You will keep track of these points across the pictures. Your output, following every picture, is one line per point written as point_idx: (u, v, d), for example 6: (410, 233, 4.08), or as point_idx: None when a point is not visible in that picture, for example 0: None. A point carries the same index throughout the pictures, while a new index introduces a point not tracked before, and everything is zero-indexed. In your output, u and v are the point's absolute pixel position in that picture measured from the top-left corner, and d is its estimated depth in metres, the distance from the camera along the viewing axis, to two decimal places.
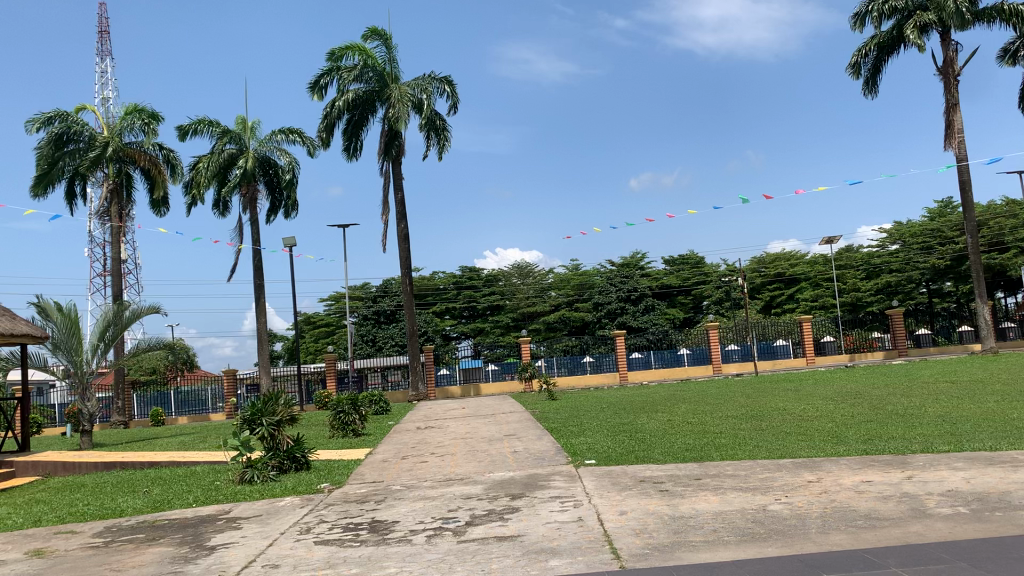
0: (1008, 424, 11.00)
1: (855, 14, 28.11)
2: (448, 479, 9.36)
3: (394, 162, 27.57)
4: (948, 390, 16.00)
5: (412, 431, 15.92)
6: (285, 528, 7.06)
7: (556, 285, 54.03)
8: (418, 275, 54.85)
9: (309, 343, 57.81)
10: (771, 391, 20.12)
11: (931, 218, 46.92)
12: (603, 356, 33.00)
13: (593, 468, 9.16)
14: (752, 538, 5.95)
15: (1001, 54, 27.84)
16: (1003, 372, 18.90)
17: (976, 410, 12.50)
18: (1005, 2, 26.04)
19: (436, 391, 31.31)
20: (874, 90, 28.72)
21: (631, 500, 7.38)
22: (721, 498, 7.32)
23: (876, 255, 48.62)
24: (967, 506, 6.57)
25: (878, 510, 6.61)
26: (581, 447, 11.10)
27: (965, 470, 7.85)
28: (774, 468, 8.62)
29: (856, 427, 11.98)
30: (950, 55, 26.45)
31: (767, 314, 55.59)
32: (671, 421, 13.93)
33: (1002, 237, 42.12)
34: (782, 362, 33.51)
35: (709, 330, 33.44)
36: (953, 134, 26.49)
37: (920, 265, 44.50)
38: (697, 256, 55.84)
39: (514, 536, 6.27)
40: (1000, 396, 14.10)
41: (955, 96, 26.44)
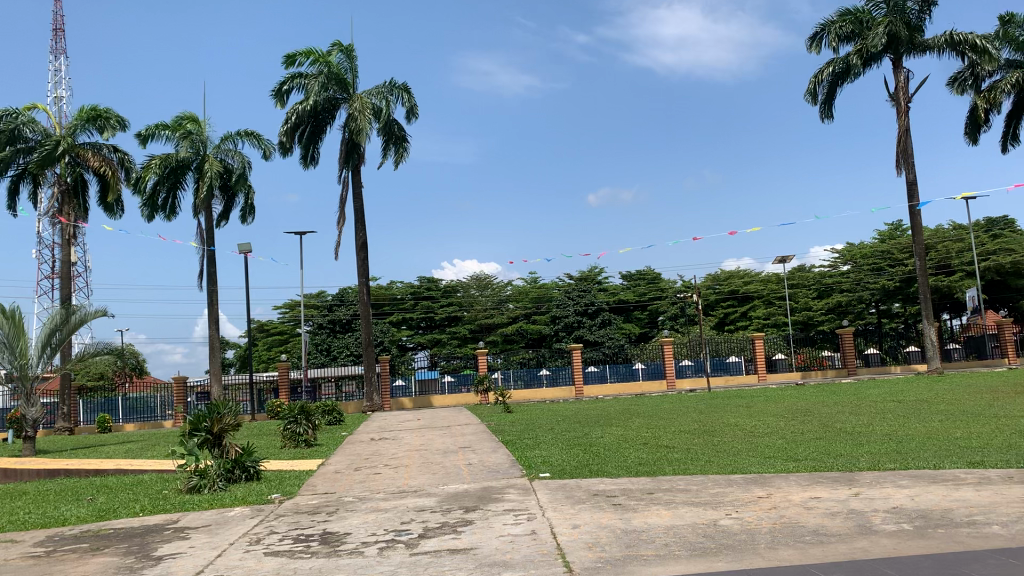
0: (952, 444, 11.26)
1: (810, 38, 28.71)
2: (402, 491, 9.28)
3: (354, 170, 27.42)
4: (896, 410, 16.27)
5: (366, 442, 15.70)
6: (235, 538, 6.95)
7: (514, 298, 54.28)
8: (376, 285, 54.69)
9: (261, 352, 56.90)
10: (723, 407, 20.30)
11: (882, 240, 48.27)
12: (560, 369, 33.07)
13: (547, 482, 9.16)
14: (703, 552, 6.03)
15: (951, 81, 28.58)
16: (948, 393, 19.31)
17: (920, 429, 12.76)
18: (955, 31, 26.83)
19: (390, 403, 30.95)
20: (830, 114, 29.33)
21: (584, 513, 7.42)
22: (673, 512, 7.39)
23: (829, 275, 49.86)
24: (911, 523, 6.72)
25: (825, 527, 6.72)
26: (536, 459, 11.20)
27: (910, 488, 8.02)
28: (725, 483, 8.71)
29: (805, 443, 12.16)
30: (901, 82, 27.15)
31: (720, 331, 56.32)
32: (624, 435, 13.97)
33: (949, 260, 43.22)
34: (735, 378, 34.08)
35: (664, 345, 33.64)
36: (902, 158, 27.18)
37: (871, 285, 45.31)
38: (654, 272, 56.37)
39: (468, 548, 6.26)
40: (945, 416, 14.41)
41: (906, 122, 27.12)
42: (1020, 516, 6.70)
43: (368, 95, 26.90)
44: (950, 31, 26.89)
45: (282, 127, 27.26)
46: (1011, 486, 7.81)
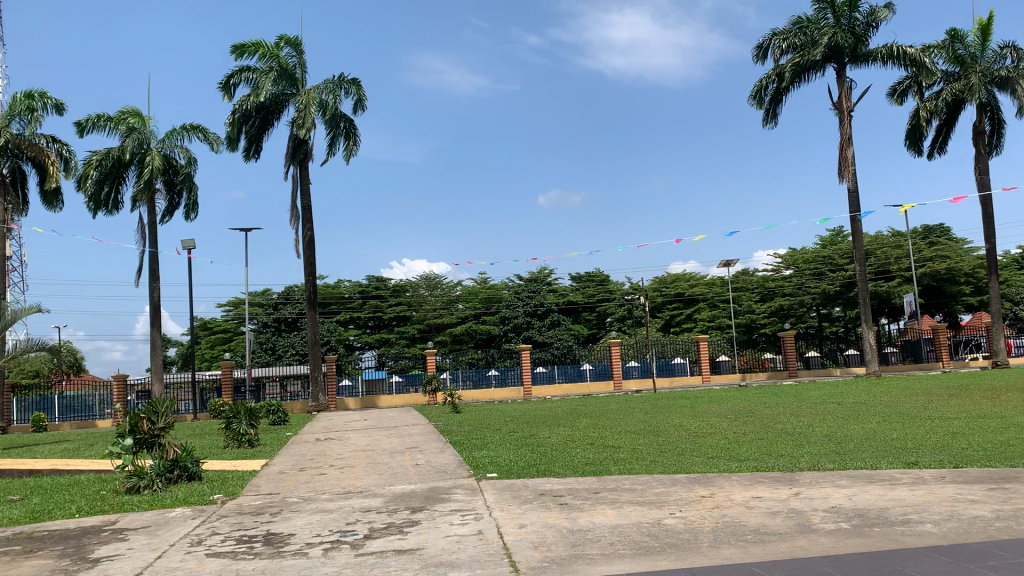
0: (888, 444, 11.58)
1: (758, 47, 29.24)
2: (347, 492, 9.19)
3: (301, 166, 27.08)
4: (835, 411, 16.67)
5: (311, 443, 15.52)
6: (174, 539, 6.81)
7: (463, 298, 54.06)
8: (323, 283, 54.11)
9: (204, 350, 55.83)
10: (669, 407, 20.56)
11: (823, 245, 49.43)
12: (508, 369, 33.12)
13: (494, 481, 9.17)
14: (647, 551, 6.09)
15: (891, 92, 29.36)
16: (884, 395, 19.86)
17: (859, 430, 13.08)
18: (896, 44, 27.54)
19: (336, 403, 30.61)
20: (774, 120, 29.88)
21: (530, 512, 7.45)
22: (617, 511, 7.46)
23: (772, 279, 50.87)
24: (848, 522, 6.89)
25: (766, 525, 6.85)
26: (483, 458, 11.22)
27: (848, 487, 8.22)
28: (669, 482, 8.83)
29: (748, 444, 12.38)
30: (844, 91, 27.81)
31: (666, 332, 57.01)
32: (571, 435, 14.08)
33: (888, 266, 44.44)
34: (679, 379, 34.54)
35: (612, 346, 33.90)
36: (845, 167, 27.81)
37: (812, 290, 46.24)
38: (603, 274, 56.81)
39: (414, 549, 6.23)
40: (882, 417, 14.80)
41: (848, 131, 27.78)
42: (951, 515, 6.92)
43: (316, 90, 26.59)
44: (891, 43, 27.60)
45: (229, 119, 26.78)
46: (943, 486, 8.06)
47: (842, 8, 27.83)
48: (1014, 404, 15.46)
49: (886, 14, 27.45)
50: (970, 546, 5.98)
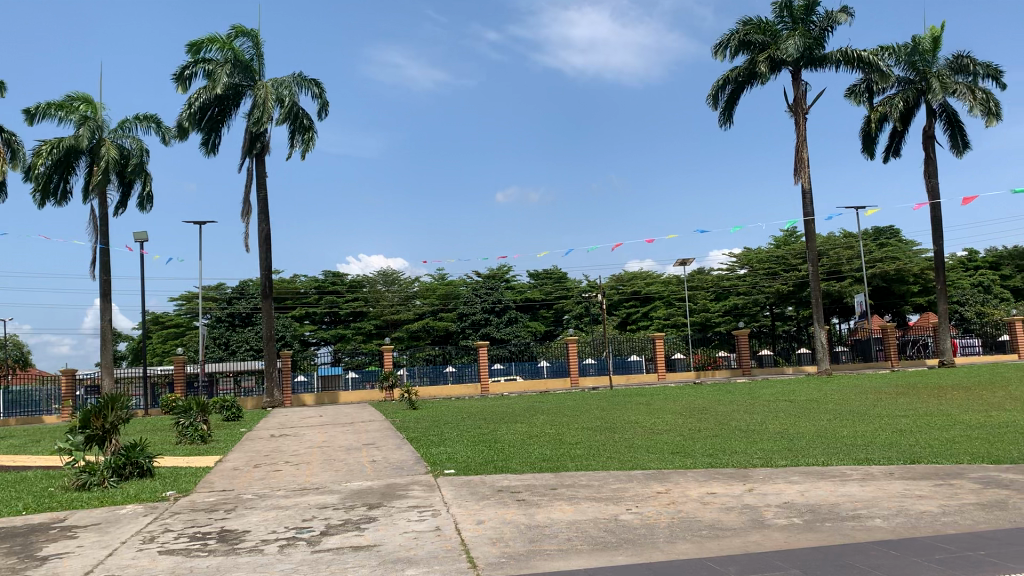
0: (838, 441, 11.85)
1: (717, 45, 29.54)
2: (303, 489, 9.11)
3: (258, 159, 26.75)
4: (786, 408, 16.99)
5: (266, 439, 15.40)
6: (126, 536, 6.68)
7: (421, 294, 53.65)
8: (278, 278, 53.39)
9: (155, 345, 54.86)
10: (625, 404, 20.74)
11: (777, 245, 50.26)
12: (465, 366, 33.15)
13: (452, 478, 9.15)
14: (603, 546, 6.14)
15: (849, 92, 29.69)
16: (834, 393, 20.30)
17: (811, 427, 13.35)
18: (850, 48, 28.05)
19: (290, 399, 30.33)
20: (729, 120, 30.27)
21: (488, 509, 7.46)
22: (575, 507, 7.51)
23: (726, 278, 51.56)
24: (800, 517, 7.02)
25: (721, 520, 6.95)
26: (441, 455, 11.20)
27: (800, 483, 8.38)
28: (626, 478, 8.92)
29: (702, 440, 12.56)
30: (800, 93, 28.23)
31: (622, 330, 57.53)
32: (529, 431, 14.17)
33: (839, 267, 45.17)
34: (635, 376, 34.71)
35: (569, 343, 34.03)
36: (801, 168, 28.26)
37: (766, 289, 46.74)
38: (561, 272, 57.06)
39: (371, 545, 6.21)
40: (833, 415, 15.12)
41: (803, 133, 28.22)
42: (900, 510, 7.10)
43: (273, 85, 26.23)
44: (847, 47, 28.10)
45: (183, 110, 26.22)
46: (892, 482, 8.26)
47: (799, 11, 28.35)
48: (960, 403, 15.85)
49: (842, 18, 27.95)
50: (918, 540, 6.14)
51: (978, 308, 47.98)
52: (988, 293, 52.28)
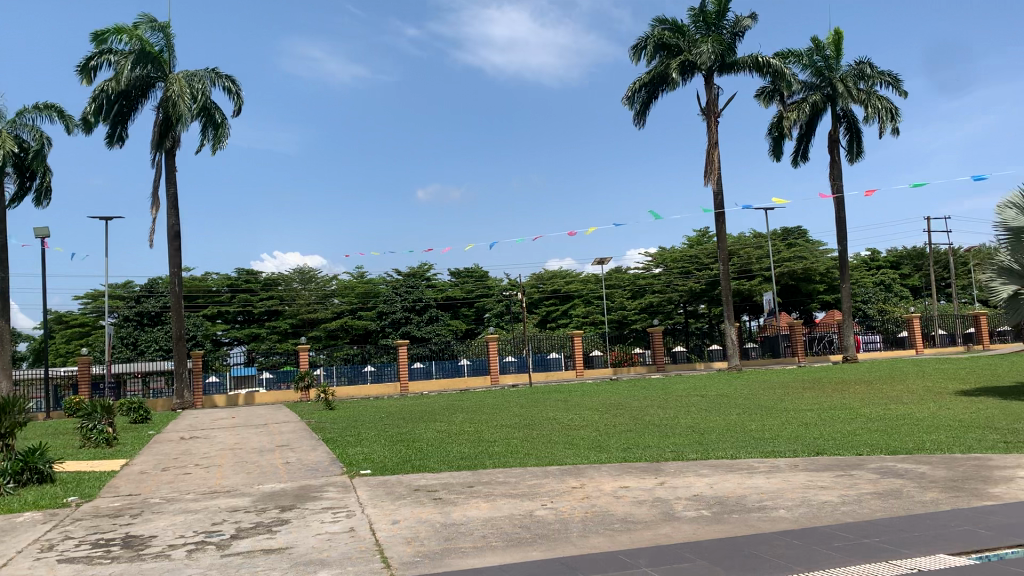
0: (748, 434, 12.21)
1: (633, 48, 30.06)
2: (214, 492, 8.89)
3: (168, 154, 25.96)
4: (699, 403, 17.43)
5: (175, 441, 14.95)
6: (23, 546, 6.41)
7: (338, 292, 52.94)
8: (189, 275, 51.82)
9: (58, 345, 52.59)
10: (543, 401, 20.92)
11: (691, 245, 51.49)
12: (385, 365, 32.86)
13: (368, 478, 9.07)
14: (518, 543, 6.20)
15: (759, 93, 30.60)
16: (744, 388, 20.92)
17: (722, 421, 13.73)
18: (760, 54, 28.91)
19: (202, 400, 29.54)
20: (643, 121, 30.84)
21: (403, 508, 7.43)
22: (491, 504, 7.55)
23: (642, 276, 52.48)
24: (708, 509, 7.22)
25: (633, 514, 7.10)
26: (357, 455, 11.08)
27: (710, 476, 8.61)
28: (542, 474, 9.01)
29: (618, 435, 12.77)
30: (712, 97, 28.96)
31: (542, 328, 57.90)
32: (447, 430, 14.14)
33: (750, 266, 46.55)
34: (555, 373, 34.80)
35: (489, 342, 34.16)
36: (712, 169, 28.99)
37: (680, 287, 47.79)
38: (481, 270, 57.18)
39: (284, 548, 6.11)
40: (743, 409, 15.58)
41: (715, 136, 28.96)
42: (803, 501, 7.37)
43: (186, 78, 25.50)
44: (756, 54, 28.95)
45: (89, 103, 25.33)
46: (795, 473, 8.58)
47: (711, 16, 29.09)
48: (862, 397, 16.55)
49: (750, 23, 28.77)
50: (818, 529, 6.40)
51: (879, 306, 50.16)
52: (888, 292, 54.68)
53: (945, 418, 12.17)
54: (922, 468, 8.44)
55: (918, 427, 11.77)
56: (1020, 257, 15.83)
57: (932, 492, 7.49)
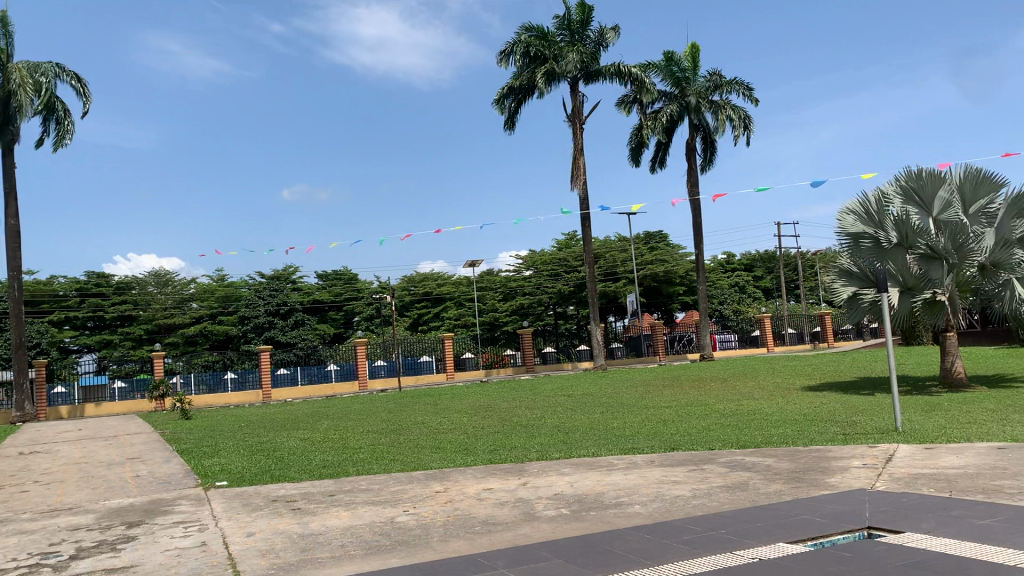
0: (610, 432, 12.55)
1: (501, 53, 30.35)
2: (54, 510, 8.36)
3: (6, 150, 24.23)
4: (565, 403, 17.80)
5: (12, 457, 13.93)
6: None
7: (198, 296, 50.88)
8: (32, 279, 48.43)
9: None
10: (411, 405, 20.80)
11: (559, 248, 52.55)
12: (247, 372, 31.91)
13: (224, 490, 8.75)
14: (377, 550, 6.14)
15: (621, 102, 31.51)
16: (608, 387, 21.53)
17: (586, 420, 14.06)
18: (622, 64, 29.78)
19: (46, 412, 27.71)
20: (513, 126, 31.16)
21: (260, 520, 7.22)
22: (352, 512, 7.45)
23: (513, 279, 53.05)
24: (567, 507, 7.37)
25: (494, 516, 7.16)
26: (214, 466, 10.68)
27: (571, 475, 8.80)
28: (405, 480, 8.96)
29: (485, 437, 12.84)
30: (577, 105, 29.60)
31: (412, 331, 57.51)
32: (311, 438, 13.82)
33: (615, 269, 47.89)
34: (425, 377, 34.68)
35: (357, 346, 33.59)
36: (578, 174, 29.63)
37: (549, 289, 48.60)
38: (350, 273, 56.35)
39: (128, 567, 5.81)
40: (607, 407, 16.03)
41: (581, 142, 29.61)
42: (657, 496, 7.64)
43: (26, 70, 23.90)
44: (618, 63, 29.79)
45: None
46: (652, 469, 8.88)
47: (575, 26, 29.79)
48: (718, 393, 17.33)
49: (612, 35, 29.66)
50: (669, 523, 6.65)
51: (735, 306, 52.72)
52: (743, 293, 57.59)
53: (792, 412, 12.90)
54: (767, 461, 8.91)
55: (768, 420, 12.42)
56: (859, 259, 17.08)
57: (776, 483, 7.91)
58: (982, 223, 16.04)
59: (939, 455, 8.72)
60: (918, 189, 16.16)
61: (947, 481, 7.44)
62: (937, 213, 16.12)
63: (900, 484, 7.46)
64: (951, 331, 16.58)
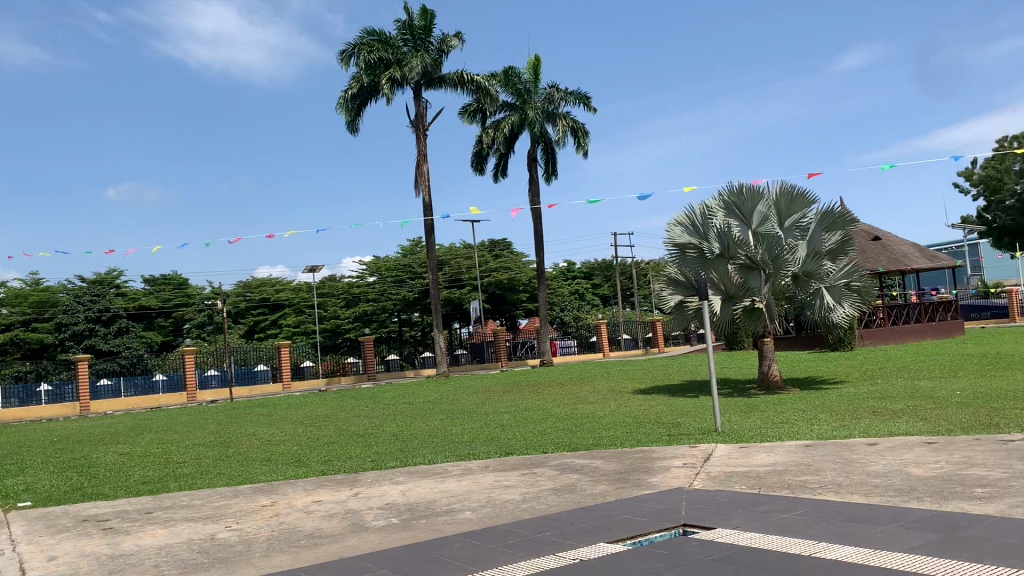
0: (447, 439, 12.58)
1: (343, 54, 29.86)
2: None
3: None
4: (404, 411, 17.70)
5: None
6: None
7: (8, 302, 46.99)
8: None
9: None
10: (244, 416, 20.06)
11: (403, 254, 52.33)
12: (64, 383, 29.83)
13: (26, 512, 8.09)
14: (193, 569, 5.87)
15: (465, 110, 31.76)
16: (449, 394, 21.61)
17: (424, 428, 14.03)
18: (466, 71, 30.02)
19: None
20: (355, 129, 30.73)
21: (65, 542, 6.73)
22: (169, 531, 7.08)
23: (356, 285, 52.24)
24: (398, 517, 7.32)
25: (321, 528, 7.01)
26: (17, 487, 9.86)
27: (404, 484, 8.74)
28: (230, 494, 8.62)
29: (319, 448, 12.56)
30: (421, 110, 29.57)
31: (249, 339, 55.53)
32: (131, 453, 13.04)
33: (461, 275, 48.00)
34: (260, 388, 33.53)
35: (185, 354, 31.90)
36: (421, 180, 29.60)
37: (393, 296, 48.25)
38: (181, 278, 54.09)
39: None
40: (445, 415, 16.06)
41: (424, 147, 29.61)
42: (487, 501, 7.72)
43: None
44: (462, 71, 30.01)
45: None
46: (485, 475, 8.96)
47: (419, 31, 29.77)
48: (555, 398, 17.76)
49: (456, 43, 29.85)
50: (498, 527, 6.73)
51: (575, 313, 54.28)
52: (583, 301, 59.43)
53: (622, 415, 13.40)
54: (596, 463, 9.20)
55: (600, 424, 12.83)
56: (684, 269, 17.92)
57: (602, 484, 8.18)
58: (795, 237, 17.33)
59: (751, 453, 9.29)
60: (739, 204, 17.19)
61: (757, 477, 7.94)
62: (755, 227, 17.21)
63: (715, 482, 7.88)
64: (768, 336, 17.75)
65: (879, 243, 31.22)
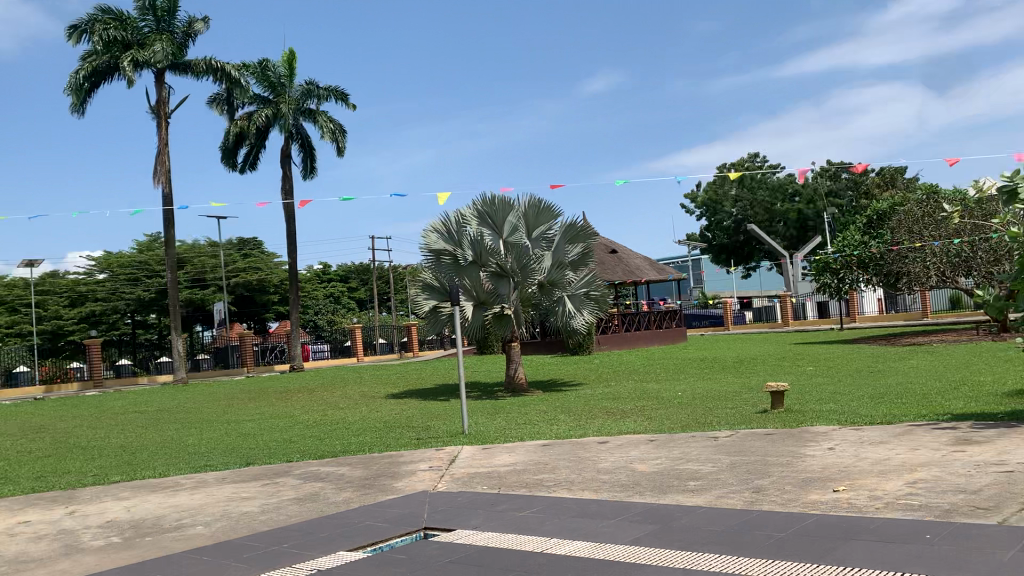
0: (183, 449, 11.83)
1: (71, 29, 27.24)
2: None
3: None
4: (136, 420, 16.42)
5: None
6: None
7: None
8: None
9: None
10: None
11: (139, 250, 48.70)
12: None
13: None
14: None
15: (212, 100, 30.18)
16: (188, 401, 20.36)
17: (157, 438, 13.09)
18: (213, 59, 28.55)
19: None
20: (83, 112, 28.12)
21: None
22: None
23: (82, 282, 47.68)
24: (119, 535, 6.75)
25: (26, 552, 6.29)
26: None
27: (129, 499, 8.09)
28: None
29: (30, 463, 11.30)
30: (162, 96, 27.68)
31: None
32: None
33: (204, 274, 45.14)
34: None
35: None
36: (161, 171, 27.70)
37: (127, 295, 45.17)
38: None
39: None
40: (183, 423, 15.11)
41: (166, 136, 27.74)
42: (222, 514, 7.34)
43: None
44: (210, 58, 28.51)
45: None
46: (221, 486, 8.52)
47: (160, 12, 27.90)
48: (304, 404, 17.31)
49: (202, 27, 28.29)
50: (232, 542, 6.40)
51: (328, 317, 53.32)
52: (336, 304, 58.51)
53: (372, 420, 13.34)
54: (341, 470, 9.05)
55: (348, 429, 12.67)
56: (438, 275, 18.17)
57: (346, 491, 8.06)
58: (542, 247, 18.20)
59: (494, 454, 9.59)
60: (491, 214, 17.75)
61: (497, 478, 8.20)
62: (506, 236, 17.84)
63: (457, 484, 8.04)
64: (515, 341, 18.48)
65: (615, 256, 33.54)
